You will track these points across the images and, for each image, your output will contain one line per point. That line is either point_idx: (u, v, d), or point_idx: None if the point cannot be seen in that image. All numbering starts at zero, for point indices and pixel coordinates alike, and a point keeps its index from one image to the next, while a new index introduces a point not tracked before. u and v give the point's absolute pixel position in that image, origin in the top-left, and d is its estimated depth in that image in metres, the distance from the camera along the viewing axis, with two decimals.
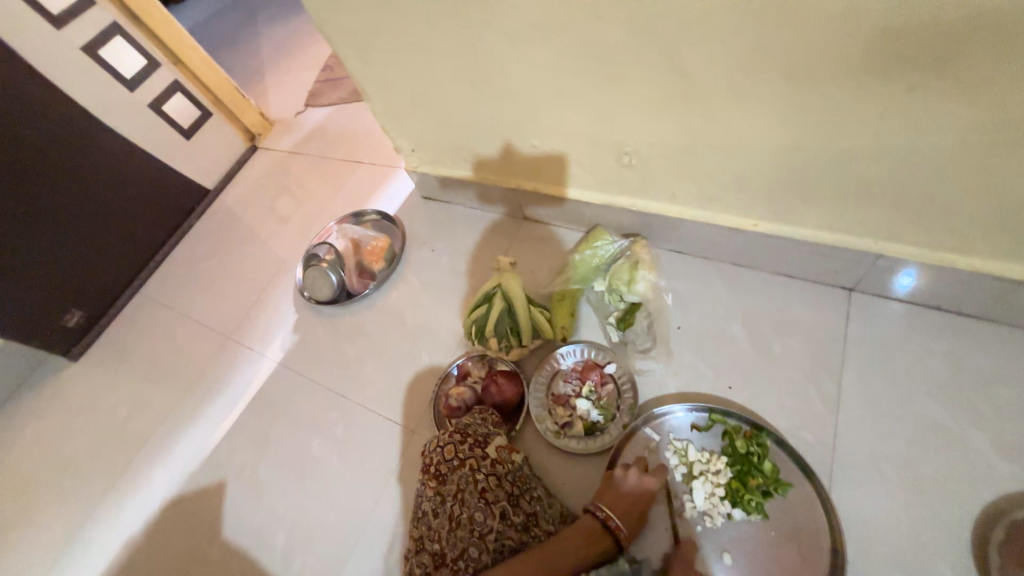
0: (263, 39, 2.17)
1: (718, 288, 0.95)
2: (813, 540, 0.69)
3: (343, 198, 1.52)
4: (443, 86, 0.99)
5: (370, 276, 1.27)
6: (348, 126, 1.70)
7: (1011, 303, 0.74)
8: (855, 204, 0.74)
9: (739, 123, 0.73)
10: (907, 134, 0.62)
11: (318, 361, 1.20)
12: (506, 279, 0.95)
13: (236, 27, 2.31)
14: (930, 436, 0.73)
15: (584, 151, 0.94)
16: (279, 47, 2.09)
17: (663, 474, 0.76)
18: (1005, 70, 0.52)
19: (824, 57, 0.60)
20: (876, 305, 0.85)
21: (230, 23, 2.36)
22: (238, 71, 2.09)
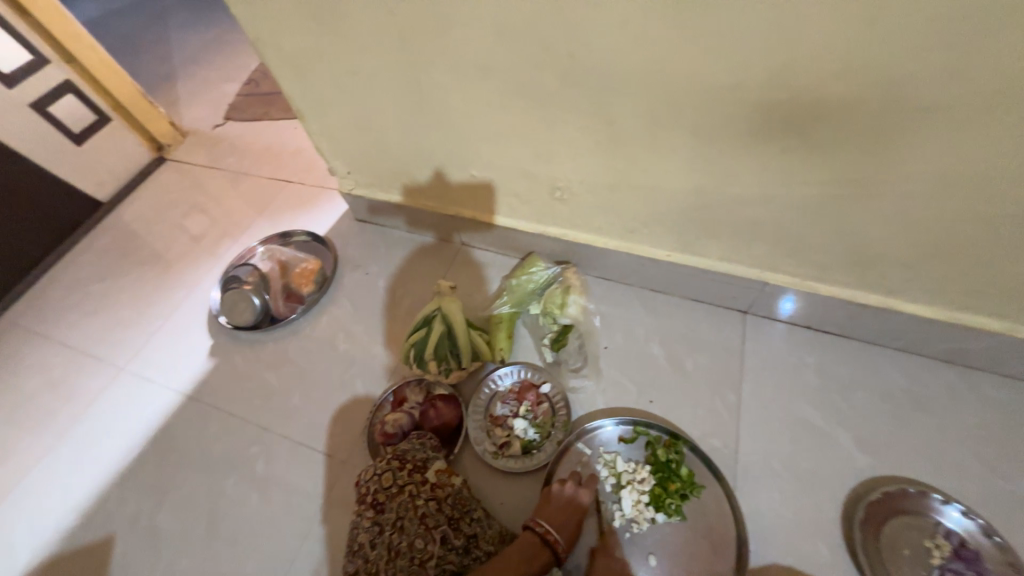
0: (177, 46, 2.03)
1: (639, 310, 1.06)
2: (724, 536, 0.78)
3: (266, 217, 1.45)
4: (383, 115, 1.01)
5: (297, 299, 1.22)
6: (275, 143, 1.63)
7: (862, 321, 0.91)
8: (746, 236, 0.88)
9: (650, 165, 0.84)
10: (780, 181, 0.76)
11: (238, 393, 1.11)
12: (447, 302, 0.97)
13: (144, 30, 2.14)
14: (807, 435, 0.87)
15: (517, 183, 1.01)
16: (199, 57, 1.96)
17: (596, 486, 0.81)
18: (844, 137, 0.67)
19: (715, 118, 0.72)
20: (765, 325, 1.00)
21: (139, 27, 2.16)
22: (146, 78, 1.92)
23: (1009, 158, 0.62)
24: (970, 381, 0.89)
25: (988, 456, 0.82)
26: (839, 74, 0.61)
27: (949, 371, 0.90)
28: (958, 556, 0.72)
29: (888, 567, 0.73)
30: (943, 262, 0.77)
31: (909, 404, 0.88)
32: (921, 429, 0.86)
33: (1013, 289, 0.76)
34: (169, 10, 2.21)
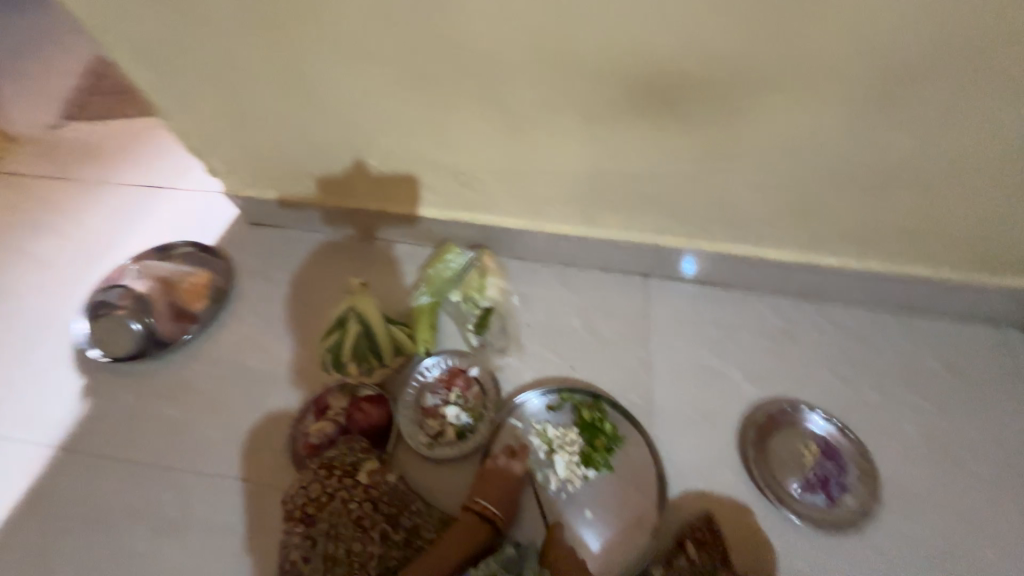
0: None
1: (554, 285, 1.11)
2: (647, 478, 0.85)
3: (138, 231, 1.26)
4: (263, 107, 0.93)
5: (188, 319, 1.08)
6: (137, 143, 1.42)
7: (741, 272, 1.05)
8: (640, 206, 0.95)
9: (547, 146, 0.87)
10: (661, 153, 0.83)
11: (128, 433, 0.97)
12: (360, 301, 0.93)
13: None
14: (707, 377, 0.98)
15: (421, 172, 0.99)
16: (19, 45, 1.63)
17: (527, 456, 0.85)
18: (707, 111, 0.75)
19: (598, 97, 0.76)
20: (666, 286, 1.10)
21: None
22: None
23: (830, 122, 0.74)
24: (825, 311, 1.06)
25: (841, 370, 0.99)
26: (695, 53, 0.68)
27: (810, 305, 1.07)
28: (824, 455, 0.87)
29: (775, 474, 0.87)
30: (794, 214, 0.90)
31: (781, 337, 1.03)
32: (793, 356, 1.01)
33: (845, 231, 0.92)
34: None
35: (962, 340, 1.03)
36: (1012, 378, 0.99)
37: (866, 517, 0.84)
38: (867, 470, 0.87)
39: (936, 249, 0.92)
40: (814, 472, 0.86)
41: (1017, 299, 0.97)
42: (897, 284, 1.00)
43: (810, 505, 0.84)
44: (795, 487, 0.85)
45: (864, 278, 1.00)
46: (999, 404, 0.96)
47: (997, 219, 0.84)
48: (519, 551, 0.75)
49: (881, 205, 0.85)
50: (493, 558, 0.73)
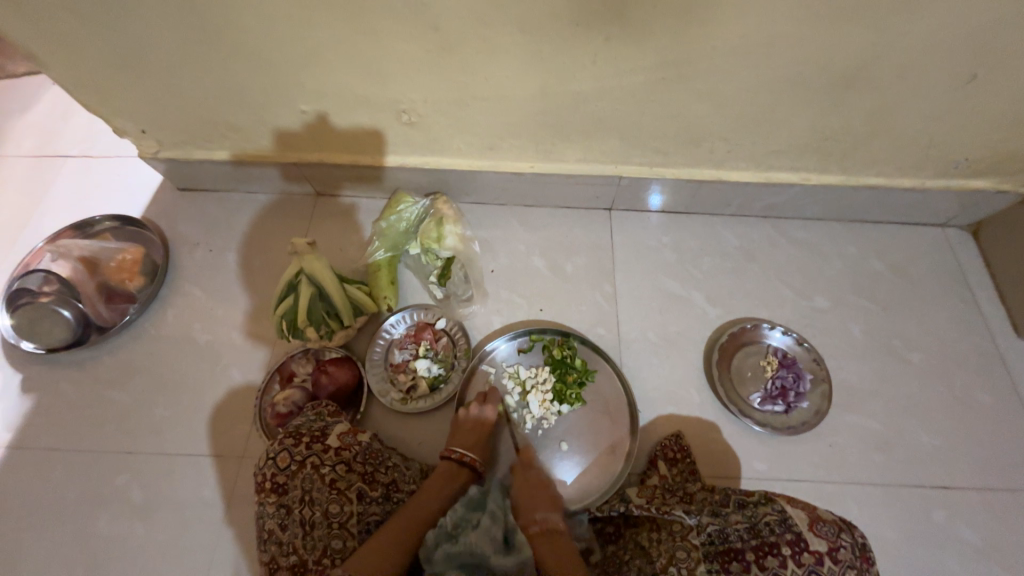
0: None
1: (516, 227, 1.07)
2: (619, 407, 0.88)
3: (49, 208, 1.14)
4: (160, 47, 0.80)
5: (125, 299, 1.00)
6: (31, 108, 1.29)
7: (703, 196, 1.03)
8: (596, 134, 0.90)
9: (492, 73, 0.79)
10: (615, 71, 0.77)
11: (80, 423, 0.92)
12: (309, 262, 0.86)
13: None
14: (672, 304, 1.00)
15: (358, 113, 0.90)
16: None
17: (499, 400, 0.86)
18: (661, 18, 0.69)
19: (542, 11, 0.69)
20: (629, 217, 1.08)
21: None
22: None
23: (789, 23, 0.69)
24: (783, 229, 1.08)
25: (798, 284, 1.02)
26: None
27: (769, 225, 1.08)
28: (782, 366, 0.91)
29: (738, 389, 0.91)
30: (752, 130, 0.88)
31: (743, 258, 1.04)
32: (754, 276, 1.03)
33: (802, 144, 0.90)
34: None
35: (909, 245, 1.07)
36: (954, 277, 1.05)
37: (820, 419, 0.89)
38: (821, 375, 0.92)
39: (890, 155, 0.92)
40: (772, 383, 0.90)
41: (962, 200, 1.00)
42: (852, 195, 1.01)
43: (769, 413, 0.89)
44: (756, 399, 0.90)
45: (821, 192, 1.00)
46: (941, 302, 1.02)
47: (951, 120, 0.83)
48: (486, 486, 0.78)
49: (838, 113, 0.83)
50: (460, 501, 0.74)
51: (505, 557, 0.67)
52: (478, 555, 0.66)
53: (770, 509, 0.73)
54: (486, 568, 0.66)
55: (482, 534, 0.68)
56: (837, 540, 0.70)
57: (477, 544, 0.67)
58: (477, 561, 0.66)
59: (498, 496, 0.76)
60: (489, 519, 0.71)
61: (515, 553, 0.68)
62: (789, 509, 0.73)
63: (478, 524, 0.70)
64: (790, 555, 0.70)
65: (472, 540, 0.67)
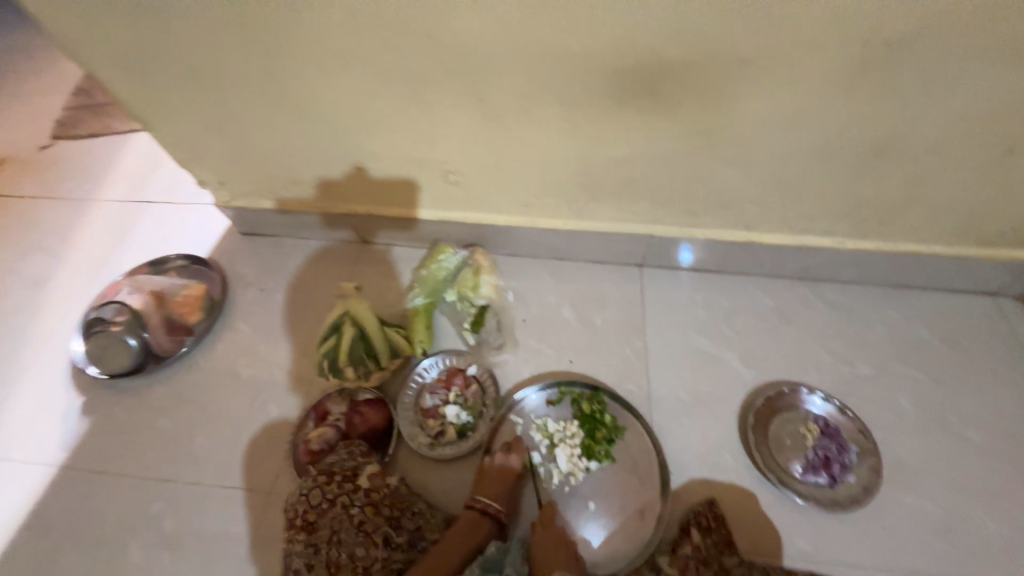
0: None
1: (548, 280, 1.11)
2: (649, 468, 0.85)
3: (130, 247, 1.28)
4: (248, 114, 0.93)
5: (183, 331, 1.08)
6: (127, 158, 1.48)
7: (735, 256, 1.05)
8: (629, 195, 0.95)
9: (532, 139, 0.87)
10: (646, 139, 0.84)
11: (128, 447, 0.97)
12: (353, 304, 0.92)
13: None
14: (704, 362, 0.98)
15: (410, 172, 0.99)
16: (16, 76, 1.69)
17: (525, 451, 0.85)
18: (690, 94, 0.75)
19: (581, 87, 0.77)
20: (660, 274, 1.10)
21: None
22: None
23: (813, 99, 0.74)
24: (818, 291, 1.06)
25: (837, 349, 0.99)
26: (674, 37, 0.68)
27: (803, 286, 1.07)
28: (824, 435, 0.87)
29: (777, 457, 0.87)
30: (782, 194, 0.90)
31: (777, 319, 1.03)
32: (789, 338, 1.01)
33: (834, 209, 0.92)
34: None
35: (957, 313, 1.03)
36: (1009, 349, 0.99)
37: (869, 496, 0.83)
38: (867, 448, 0.87)
39: (927, 222, 0.92)
40: (814, 452, 0.85)
41: (1008, 269, 0.98)
42: (890, 260, 1.00)
43: (812, 485, 0.84)
44: (797, 468, 0.85)
45: (856, 256, 1.00)
46: (998, 375, 0.96)
47: (987, 189, 0.84)
48: (504, 546, 0.74)
49: (868, 181, 0.85)
50: (477, 562, 0.72)
51: None
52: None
53: None
54: None
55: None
56: None
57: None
58: None
59: (517, 562, 0.72)
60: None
61: None
62: None
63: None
64: None
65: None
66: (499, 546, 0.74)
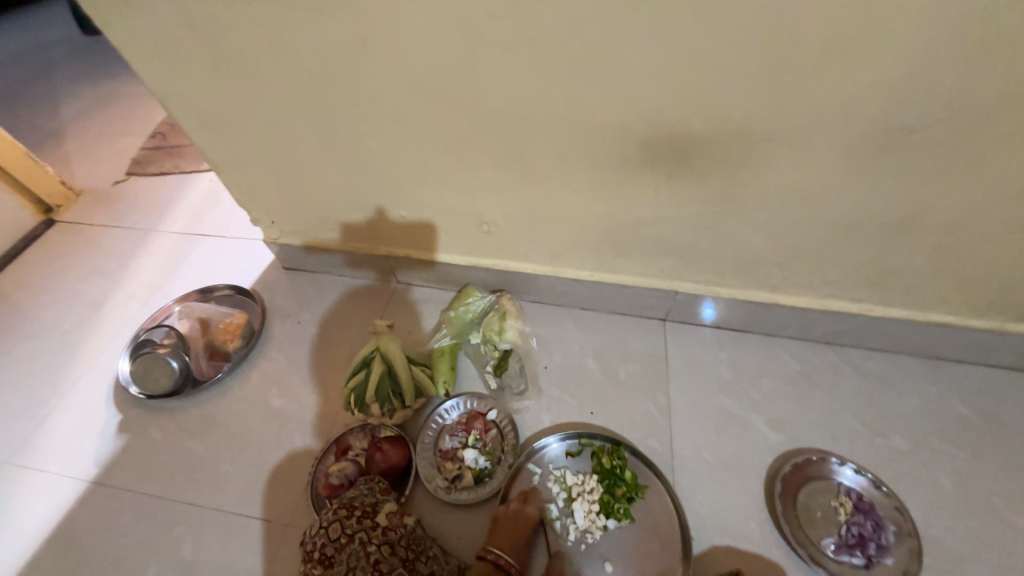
0: (73, 112, 1.95)
1: (572, 328, 1.13)
2: (671, 532, 0.82)
3: (182, 275, 1.38)
4: (307, 163, 1.03)
5: (222, 357, 1.14)
6: (189, 195, 1.63)
7: (759, 316, 1.05)
8: (654, 251, 0.99)
9: (563, 197, 0.93)
10: (672, 202, 0.88)
11: (157, 468, 1.00)
12: (385, 342, 0.96)
13: (35, 95, 2.06)
14: (729, 423, 0.96)
15: (446, 220, 1.06)
16: (104, 119, 1.92)
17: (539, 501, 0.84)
18: (714, 163, 0.80)
19: (612, 152, 0.83)
20: (683, 329, 1.11)
21: (29, 92, 2.08)
22: (41, 142, 1.84)
23: (834, 172, 0.77)
24: (847, 357, 1.05)
25: (869, 418, 0.96)
26: (699, 113, 0.74)
27: (831, 350, 1.06)
28: (858, 510, 0.83)
29: (807, 531, 0.83)
30: (806, 259, 0.92)
31: (804, 382, 1.01)
32: (818, 404, 0.98)
33: (860, 276, 0.93)
34: (66, 74, 2.16)
35: (997, 389, 0.99)
36: None
37: None
38: (906, 528, 0.82)
39: (958, 293, 0.91)
40: (848, 529, 0.81)
41: None
42: (923, 329, 0.98)
43: (846, 564, 0.79)
44: (829, 544, 0.81)
45: (886, 323, 0.99)
46: None
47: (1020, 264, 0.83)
48: None
49: (895, 250, 0.87)
50: None
51: None
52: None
53: None
54: None
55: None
56: None
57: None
58: None
59: None
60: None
61: None
62: None
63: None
64: None
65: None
66: None
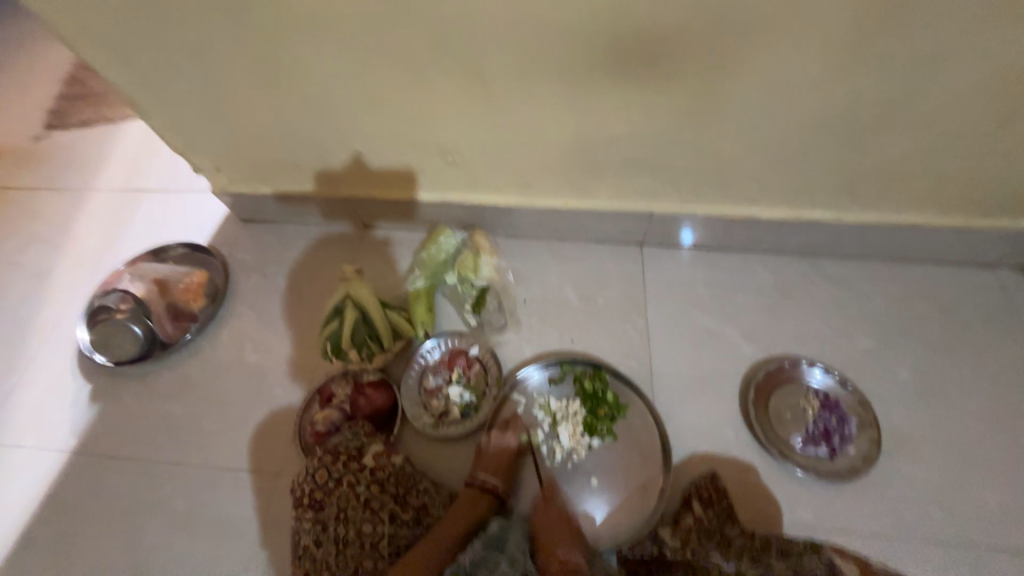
0: None
1: (549, 260, 1.10)
2: (651, 444, 0.86)
3: (129, 236, 1.28)
4: (242, 97, 0.92)
5: (187, 318, 1.09)
6: (122, 147, 1.47)
7: (736, 233, 1.04)
8: (628, 172, 0.95)
9: (530, 117, 0.86)
10: (646, 115, 0.83)
11: (137, 433, 0.99)
12: (355, 287, 0.93)
13: None
14: (706, 340, 0.99)
15: (407, 153, 0.98)
16: (6, 65, 1.68)
17: (518, 428, 0.87)
18: (689, 67, 0.74)
19: (579, 60, 0.75)
20: (661, 252, 1.10)
21: None
22: None
23: (814, 69, 0.72)
24: (819, 266, 1.06)
25: (838, 323, 1.00)
26: (672, 6, 0.67)
27: (805, 262, 1.07)
28: (824, 407, 0.88)
29: (778, 431, 0.88)
30: (783, 168, 0.89)
31: (778, 295, 1.03)
32: (791, 314, 1.01)
33: (835, 183, 0.91)
34: None
35: (958, 286, 1.03)
36: (1009, 319, 0.99)
37: (868, 466, 0.84)
38: (867, 420, 0.88)
39: (930, 193, 0.91)
40: (814, 424, 0.87)
41: (1012, 238, 0.97)
42: (893, 233, 0.99)
43: (812, 456, 0.86)
44: (798, 440, 0.87)
45: (859, 230, 0.99)
46: (998, 346, 0.96)
47: (991, 158, 0.83)
48: (506, 526, 0.76)
49: (872, 152, 0.84)
50: (478, 539, 0.74)
51: None
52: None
53: (819, 563, 0.77)
54: None
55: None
56: None
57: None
58: None
59: (515, 532, 0.76)
60: (507, 560, 0.70)
61: None
62: (837, 561, 0.77)
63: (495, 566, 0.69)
64: None
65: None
66: (501, 526, 0.76)
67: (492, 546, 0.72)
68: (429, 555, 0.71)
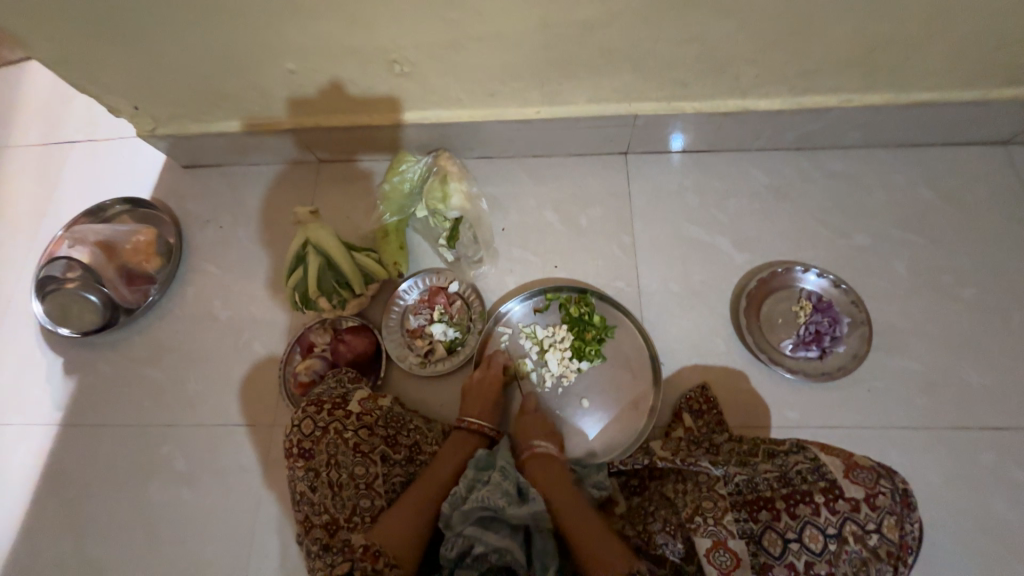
0: None
1: (525, 180, 1.01)
2: (640, 362, 0.85)
3: (62, 196, 1.15)
4: (135, 11, 0.75)
5: (145, 281, 1.01)
6: (28, 93, 1.28)
7: (728, 130, 0.94)
8: (607, 67, 0.82)
9: (485, 6, 0.72)
10: None
11: (121, 399, 0.97)
12: (314, 231, 0.84)
13: None
14: (695, 251, 0.94)
15: (349, 67, 0.84)
16: None
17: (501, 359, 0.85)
18: None
19: None
20: (647, 160, 1.00)
21: None
22: None
23: None
24: (817, 160, 0.98)
25: (834, 220, 0.94)
26: None
27: (802, 156, 0.98)
28: (817, 310, 0.85)
29: (769, 337, 0.87)
30: (783, 46, 0.77)
31: (772, 196, 0.96)
32: (786, 215, 0.95)
33: (842, 59, 0.80)
34: None
35: (964, 167, 0.96)
36: (1014, 198, 0.94)
37: (858, 363, 0.84)
38: (859, 318, 0.86)
39: (948, 62, 0.80)
40: (806, 328, 0.85)
41: None
42: (902, 114, 0.89)
43: (802, 359, 0.85)
44: (789, 345, 0.85)
45: (864, 114, 0.89)
46: (999, 229, 0.92)
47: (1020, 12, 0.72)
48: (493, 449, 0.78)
49: (886, 16, 0.72)
50: (469, 465, 0.75)
51: (518, 507, 0.68)
52: (491, 508, 0.67)
53: (802, 457, 0.71)
54: (502, 518, 0.67)
55: (492, 489, 0.69)
56: (875, 486, 0.68)
57: (488, 498, 0.68)
58: (493, 515, 0.67)
59: (506, 454, 0.76)
60: (499, 475, 0.72)
61: (529, 502, 0.69)
62: (823, 457, 0.71)
63: (487, 480, 0.71)
64: (823, 502, 0.67)
65: (482, 495, 0.68)
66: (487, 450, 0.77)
67: (480, 468, 0.74)
68: (424, 489, 0.72)
